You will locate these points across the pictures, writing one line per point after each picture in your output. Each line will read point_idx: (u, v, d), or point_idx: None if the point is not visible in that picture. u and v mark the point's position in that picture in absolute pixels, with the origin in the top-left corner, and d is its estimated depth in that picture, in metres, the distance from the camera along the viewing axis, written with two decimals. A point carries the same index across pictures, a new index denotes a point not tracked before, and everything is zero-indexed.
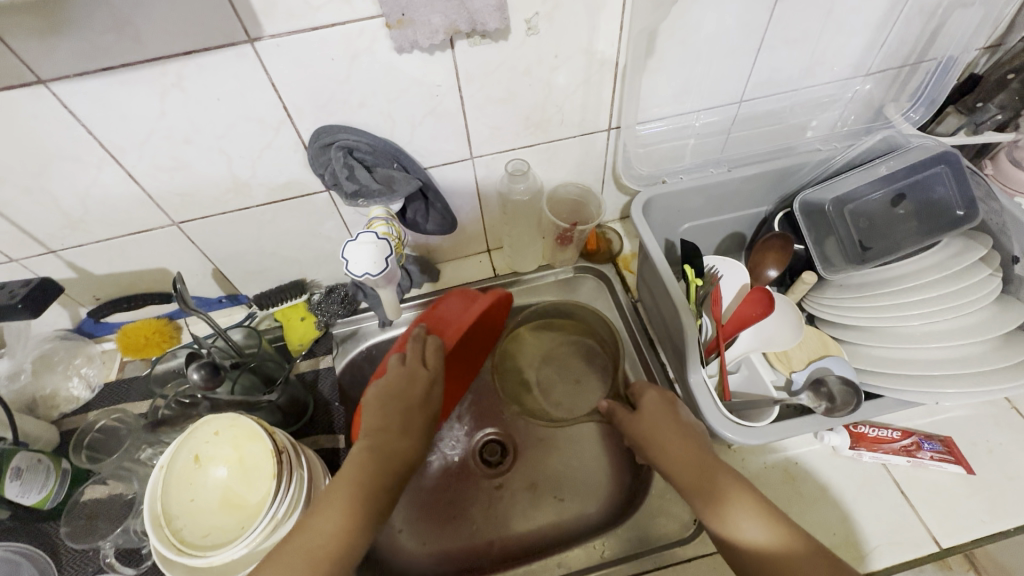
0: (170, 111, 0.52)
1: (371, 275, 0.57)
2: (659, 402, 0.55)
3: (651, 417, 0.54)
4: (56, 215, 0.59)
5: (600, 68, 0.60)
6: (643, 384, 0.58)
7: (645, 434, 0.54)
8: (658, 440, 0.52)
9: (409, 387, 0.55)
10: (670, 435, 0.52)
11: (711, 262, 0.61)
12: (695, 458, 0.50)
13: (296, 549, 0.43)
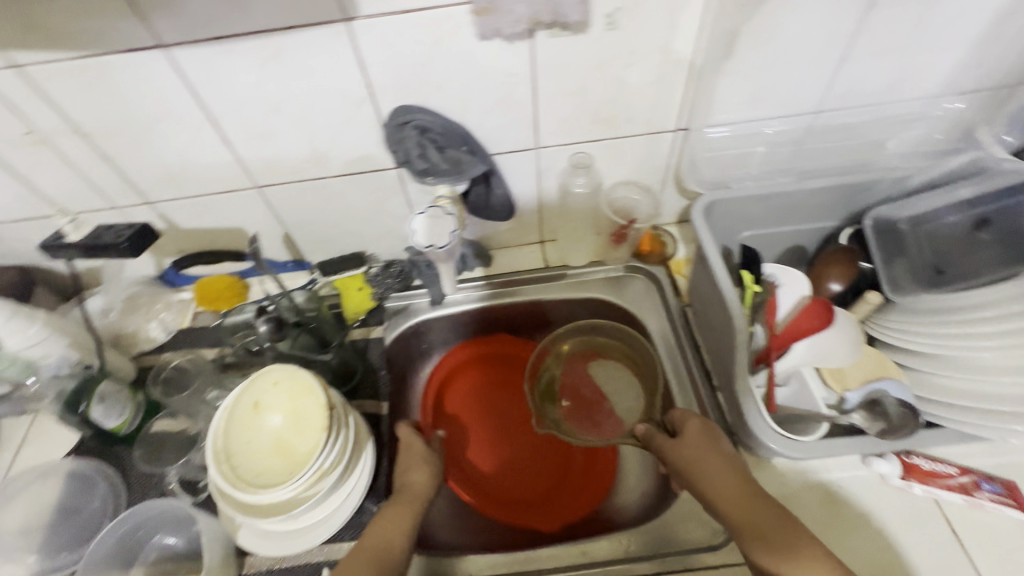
0: (266, 81, 0.57)
1: (435, 247, 0.62)
2: (701, 429, 0.57)
3: (693, 444, 0.56)
4: (157, 168, 0.65)
5: (675, 66, 0.60)
6: (685, 412, 0.60)
7: (687, 463, 0.55)
8: (700, 472, 0.54)
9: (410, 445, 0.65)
10: (713, 467, 0.53)
11: (771, 271, 0.60)
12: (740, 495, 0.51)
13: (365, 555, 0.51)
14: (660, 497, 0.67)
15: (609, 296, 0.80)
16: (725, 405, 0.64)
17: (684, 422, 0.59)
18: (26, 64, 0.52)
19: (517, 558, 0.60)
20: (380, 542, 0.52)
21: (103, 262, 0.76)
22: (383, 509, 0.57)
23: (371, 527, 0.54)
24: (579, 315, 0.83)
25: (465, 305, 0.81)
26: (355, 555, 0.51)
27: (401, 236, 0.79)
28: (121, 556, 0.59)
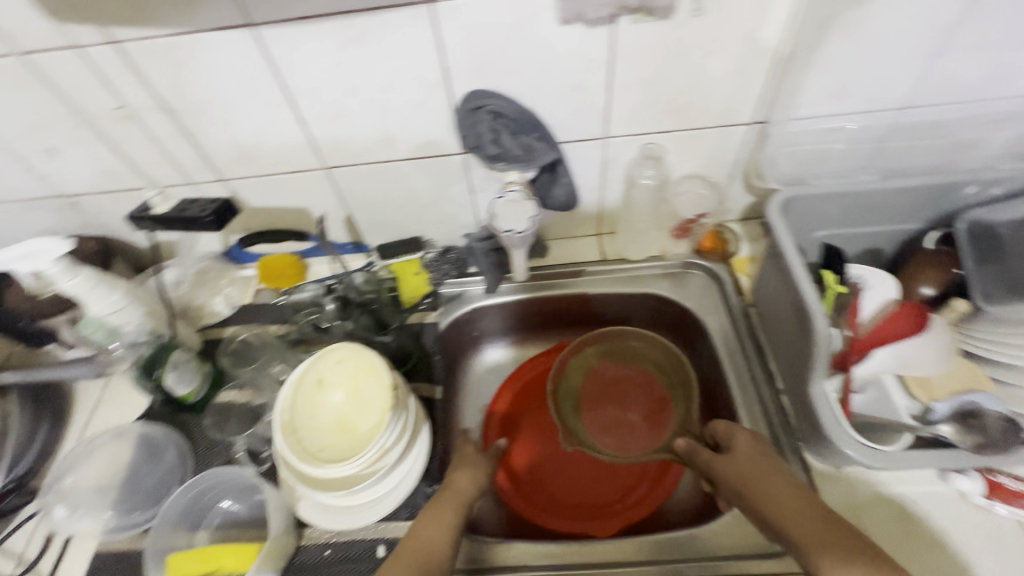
0: (347, 62, 0.57)
1: (515, 232, 0.65)
2: (750, 443, 0.56)
3: (746, 455, 0.55)
4: (234, 145, 0.66)
5: (759, 56, 0.58)
6: (729, 425, 0.59)
7: (738, 475, 0.53)
8: (758, 486, 0.52)
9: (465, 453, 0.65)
10: (770, 478, 0.52)
11: (855, 271, 0.58)
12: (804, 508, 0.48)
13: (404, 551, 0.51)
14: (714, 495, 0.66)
15: (668, 292, 0.78)
16: (792, 408, 0.62)
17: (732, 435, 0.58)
18: (124, 40, 0.55)
19: (570, 550, 0.60)
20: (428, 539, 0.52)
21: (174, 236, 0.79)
22: (426, 509, 0.56)
23: (415, 525, 0.54)
24: (634, 309, 0.82)
25: (519, 294, 0.80)
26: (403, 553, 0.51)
27: (460, 222, 0.80)
28: (188, 519, 0.61)
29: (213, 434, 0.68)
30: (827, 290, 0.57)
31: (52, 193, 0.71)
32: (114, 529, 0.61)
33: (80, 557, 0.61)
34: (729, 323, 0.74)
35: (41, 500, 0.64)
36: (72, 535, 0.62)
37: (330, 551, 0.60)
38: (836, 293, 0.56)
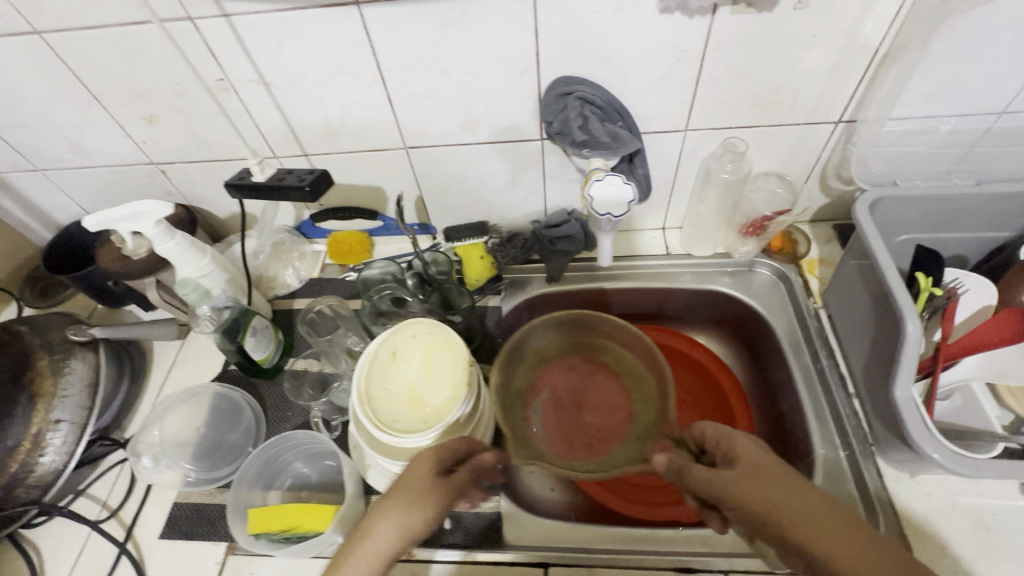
0: (442, 43, 0.58)
1: (613, 215, 0.62)
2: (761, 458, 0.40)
3: (756, 482, 0.37)
4: (321, 122, 0.68)
5: (856, 53, 0.57)
6: (734, 434, 0.43)
7: (758, 509, 0.36)
8: (795, 519, 0.34)
9: (414, 479, 0.45)
10: (793, 491, 0.36)
11: (953, 276, 0.57)
12: (858, 539, 0.32)
13: None
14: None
15: (733, 289, 0.78)
16: (867, 411, 0.61)
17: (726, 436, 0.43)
18: (233, 14, 0.56)
19: (637, 536, 0.59)
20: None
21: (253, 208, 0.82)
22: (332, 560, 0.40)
23: None
24: (694, 305, 0.82)
25: (582, 284, 0.82)
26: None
27: (527, 208, 0.81)
28: (263, 482, 0.63)
29: (285, 399, 0.71)
30: (920, 291, 0.55)
31: (147, 161, 0.75)
32: (196, 482, 0.64)
33: (160, 508, 0.64)
34: (798, 323, 0.73)
35: (130, 450, 0.64)
36: (151, 485, 0.66)
37: None
38: (930, 294, 0.54)
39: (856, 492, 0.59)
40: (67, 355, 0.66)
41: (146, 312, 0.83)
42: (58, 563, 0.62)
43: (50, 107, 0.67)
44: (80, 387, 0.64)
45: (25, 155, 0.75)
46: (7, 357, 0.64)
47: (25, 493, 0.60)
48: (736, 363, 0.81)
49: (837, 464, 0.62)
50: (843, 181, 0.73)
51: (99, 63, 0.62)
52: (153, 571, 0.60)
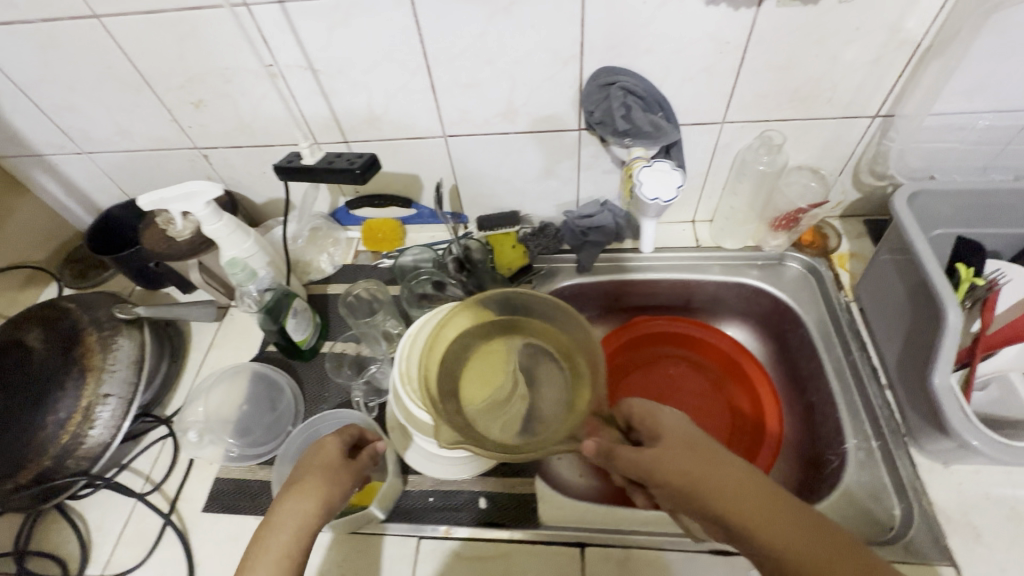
0: (489, 32, 0.60)
1: (662, 200, 0.60)
2: (676, 430, 0.46)
3: (677, 449, 0.44)
4: (364, 109, 0.69)
5: (897, 47, 0.58)
6: (650, 408, 0.49)
7: (677, 471, 0.43)
8: (709, 480, 0.42)
9: (320, 459, 0.50)
10: (719, 462, 0.43)
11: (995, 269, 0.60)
12: (763, 494, 0.40)
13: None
14: (814, 478, 0.67)
15: (763, 281, 0.79)
16: (899, 401, 0.62)
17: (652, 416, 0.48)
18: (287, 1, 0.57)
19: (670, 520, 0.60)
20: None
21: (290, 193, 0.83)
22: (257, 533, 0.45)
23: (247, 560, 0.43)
24: (723, 297, 0.83)
25: (612, 275, 0.82)
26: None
27: (559, 199, 0.82)
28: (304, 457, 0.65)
29: (322, 380, 0.73)
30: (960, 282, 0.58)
31: (190, 145, 0.77)
32: (237, 457, 0.65)
33: (202, 482, 0.66)
34: (827, 315, 0.74)
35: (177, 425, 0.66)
36: (193, 459, 0.68)
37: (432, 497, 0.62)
38: (969, 283, 0.56)
39: (889, 481, 0.60)
40: (115, 332, 0.67)
41: (183, 293, 0.85)
42: (103, 533, 0.64)
43: (101, 91, 0.69)
44: (127, 363, 0.66)
45: (72, 137, 0.77)
46: (57, 333, 0.66)
47: (75, 464, 0.62)
48: (765, 353, 0.83)
49: (869, 453, 0.62)
50: (876, 176, 0.74)
51: (153, 47, 0.63)
52: (196, 543, 0.62)
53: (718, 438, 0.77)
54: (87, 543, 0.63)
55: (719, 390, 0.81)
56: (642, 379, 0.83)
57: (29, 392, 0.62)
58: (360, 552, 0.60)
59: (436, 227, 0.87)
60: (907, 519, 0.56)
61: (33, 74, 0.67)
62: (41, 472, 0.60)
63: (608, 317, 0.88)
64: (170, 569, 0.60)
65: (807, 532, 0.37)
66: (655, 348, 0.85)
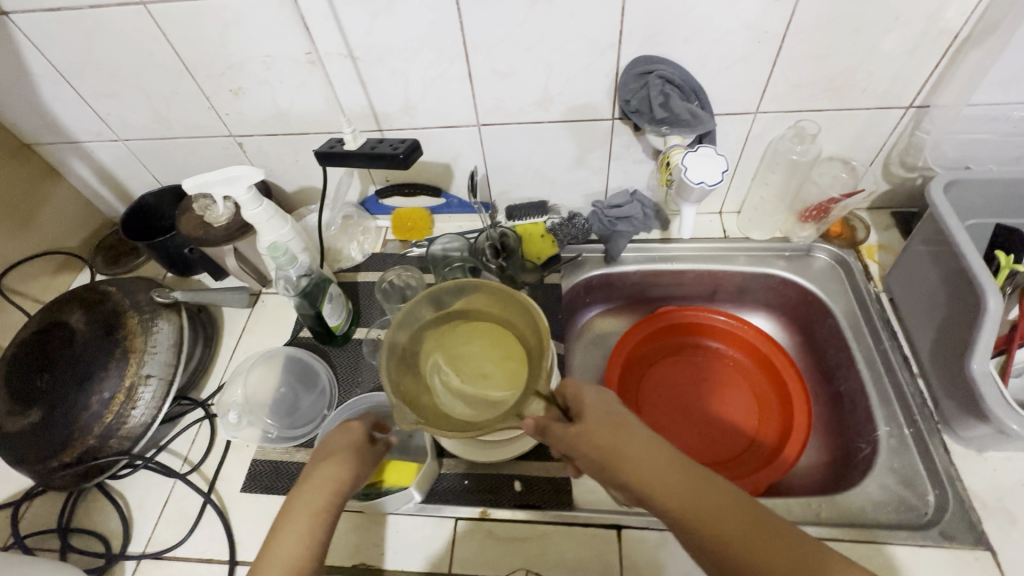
0: (530, 20, 0.60)
1: (706, 184, 0.60)
2: (599, 406, 0.46)
3: (600, 424, 0.45)
4: (400, 97, 0.70)
5: (936, 37, 0.58)
6: (577, 386, 0.49)
7: (601, 448, 0.44)
8: (628, 455, 0.43)
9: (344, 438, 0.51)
10: (635, 439, 0.44)
11: None
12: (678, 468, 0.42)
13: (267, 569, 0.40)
14: (845, 465, 0.68)
15: (790, 272, 0.79)
16: (932, 390, 0.63)
17: (576, 392, 0.48)
18: None
19: None
20: (289, 557, 0.41)
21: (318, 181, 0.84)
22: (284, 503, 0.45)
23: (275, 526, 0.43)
24: (750, 287, 0.83)
25: (640, 265, 0.83)
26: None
27: (588, 189, 0.83)
28: None
29: (356, 365, 0.74)
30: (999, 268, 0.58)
31: (226, 133, 0.78)
32: (275, 438, 0.67)
33: (240, 463, 0.67)
34: (856, 305, 0.74)
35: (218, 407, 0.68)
36: (231, 441, 0.69)
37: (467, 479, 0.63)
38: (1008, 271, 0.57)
39: (923, 468, 0.60)
40: (154, 315, 0.68)
41: (215, 280, 0.86)
42: (144, 511, 0.65)
43: (142, 78, 0.70)
44: (167, 346, 0.67)
45: (110, 124, 0.78)
46: (100, 314, 0.67)
47: (117, 443, 0.63)
48: (791, 344, 0.84)
49: (902, 441, 0.62)
50: (906, 168, 0.74)
51: (195, 34, 0.64)
52: (236, 522, 0.63)
53: (744, 426, 0.78)
54: (128, 521, 0.64)
55: (746, 378, 0.82)
56: (667, 370, 0.84)
57: (74, 371, 0.63)
58: (398, 533, 0.60)
59: (465, 216, 0.87)
60: (943, 504, 0.57)
61: (76, 60, 0.68)
62: (84, 451, 0.61)
63: (634, 307, 0.89)
64: (211, 547, 0.61)
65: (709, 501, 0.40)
66: (680, 339, 0.86)
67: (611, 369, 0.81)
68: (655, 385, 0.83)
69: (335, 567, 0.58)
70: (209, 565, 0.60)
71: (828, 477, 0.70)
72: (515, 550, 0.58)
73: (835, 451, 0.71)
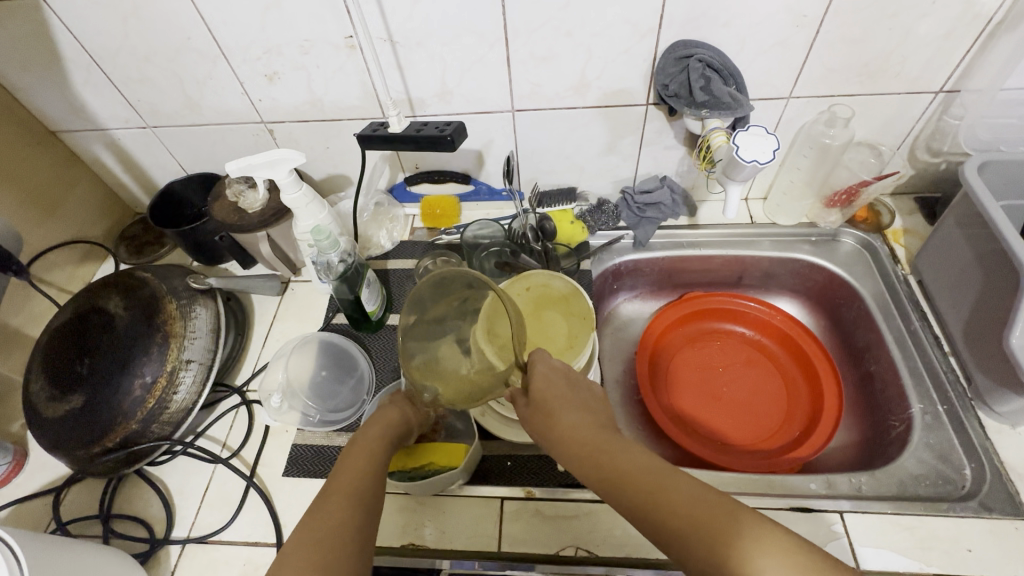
0: (573, 3, 0.60)
1: (759, 162, 0.60)
2: (548, 374, 0.46)
3: (545, 393, 0.45)
4: (437, 83, 0.70)
5: (970, 22, 0.59)
6: (542, 354, 0.49)
7: (548, 420, 0.44)
8: (568, 428, 0.43)
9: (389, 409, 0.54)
10: (574, 415, 0.44)
11: None
12: (614, 445, 0.41)
13: (326, 509, 0.41)
14: (877, 443, 0.70)
15: (816, 256, 0.81)
16: (968, 368, 0.65)
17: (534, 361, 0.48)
18: None
19: (746, 481, 0.61)
20: (354, 479, 0.44)
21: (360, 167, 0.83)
22: (340, 459, 0.46)
23: (330, 479, 0.44)
24: (776, 272, 0.85)
25: (668, 251, 0.83)
26: (325, 499, 0.42)
27: (617, 175, 0.84)
28: None
29: (392, 350, 0.74)
30: None
31: (257, 119, 0.77)
32: (317, 423, 0.67)
33: (280, 448, 0.67)
34: (885, 287, 0.76)
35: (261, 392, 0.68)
36: (270, 426, 0.69)
37: (512, 462, 0.64)
38: None
39: (958, 442, 0.61)
40: (192, 301, 0.68)
41: (243, 268, 0.86)
42: (185, 496, 0.65)
43: (174, 63, 0.69)
44: (205, 331, 0.67)
45: (139, 111, 0.77)
46: (137, 299, 0.67)
47: (159, 428, 0.63)
48: (818, 327, 0.86)
49: (936, 418, 0.64)
50: (931, 153, 0.76)
51: (233, 17, 0.63)
52: (281, 506, 0.63)
53: (774, 407, 0.80)
54: (171, 506, 0.64)
55: (772, 360, 0.84)
56: (694, 353, 0.85)
57: (113, 356, 0.62)
58: (445, 513, 0.61)
59: (493, 204, 0.88)
60: (980, 477, 0.58)
61: (108, 44, 0.67)
62: (126, 436, 0.61)
63: (660, 293, 0.90)
64: (256, 530, 0.61)
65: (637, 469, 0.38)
66: (708, 324, 0.88)
67: (640, 360, 0.82)
68: (684, 369, 0.84)
69: (385, 548, 0.58)
70: (256, 548, 0.60)
71: (856, 459, 0.71)
72: (563, 528, 0.59)
73: (866, 429, 0.73)
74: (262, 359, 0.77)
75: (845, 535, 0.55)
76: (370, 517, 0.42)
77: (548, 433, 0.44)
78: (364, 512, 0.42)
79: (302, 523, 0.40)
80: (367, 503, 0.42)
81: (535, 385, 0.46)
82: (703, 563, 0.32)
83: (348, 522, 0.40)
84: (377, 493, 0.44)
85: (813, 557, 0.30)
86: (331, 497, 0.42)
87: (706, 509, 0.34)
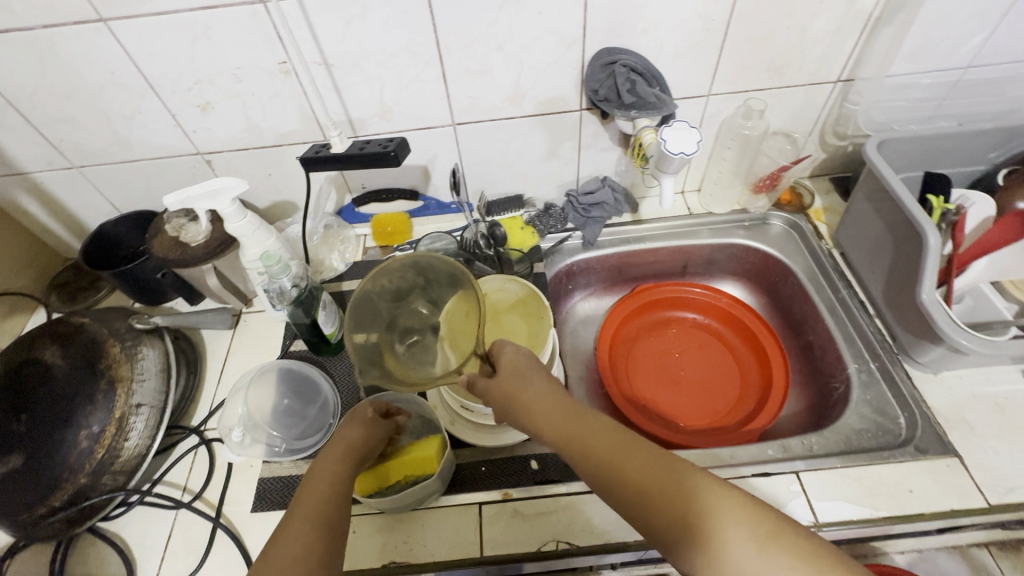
0: (500, 20, 0.63)
1: (686, 154, 0.64)
2: (512, 357, 0.46)
3: (510, 372, 0.45)
4: (376, 102, 0.71)
5: (854, 18, 0.67)
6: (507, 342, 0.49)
7: (515, 399, 0.44)
8: (535, 409, 0.43)
9: (345, 432, 0.53)
10: (539, 394, 0.44)
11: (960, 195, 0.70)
12: (584, 422, 0.41)
13: (293, 537, 0.40)
14: (823, 406, 0.75)
15: (751, 239, 0.87)
16: (891, 325, 0.71)
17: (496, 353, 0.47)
18: None
19: (708, 456, 0.64)
20: (320, 503, 0.44)
21: (312, 190, 0.83)
22: (302, 487, 0.46)
23: (290, 506, 0.44)
24: (717, 258, 0.90)
25: (616, 247, 0.87)
26: (288, 525, 0.41)
27: (560, 179, 0.87)
28: None
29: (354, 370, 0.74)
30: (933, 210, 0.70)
31: (193, 151, 0.76)
32: (285, 452, 0.64)
33: (245, 484, 0.65)
34: (813, 259, 0.82)
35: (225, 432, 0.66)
36: (232, 464, 0.67)
37: (488, 467, 0.65)
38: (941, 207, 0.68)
39: (892, 396, 0.67)
40: (137, 342, 0.66)
41: (190, 305, 0.83)
42: (146, 549, 0.61)
43: (100, 100, 0.67)
44: (155, 372, 0.65)
45: (62, 151, 0.73)
46: (75, 348, 0.63)
47: (112, 480, 0.59)
48: (760, 306, 0.92)
49: (870, 374, 0.70)
50: (839, 136, 0.84)
51: (160, 49, 0.62)
52: (252, 544, 0.60)
53: (730, 385, 0.84)
54: (130, 560, 0.60)
55: (724, 341, 0.89)
56: (650, 340, 0.89)
57: (50, 409, 0.59)
58: (423, 526, 0.60)
59: (444, 217, 0.89)
60: (912, 423, 0.64)
61: (24, 85, 0.65)
62: (74, 493, 0.57)
63: (613, 289, 0.94)
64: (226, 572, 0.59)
65: (607, 447, 0.39)
66: (663, 310, 0.91)
67: (600, 353, 0.84)
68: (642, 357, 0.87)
69: (365, 570, 0.57)
70: None
71: (807, 424, 0.76)
72: (541, 525, 0.59)
73: (812, 395, 0.78)
74: (219, 397, 0.74)
75: (804, 494, 0.59)
76: (337, 537, 0.42)
77: (514, 414, 0.44)
78: (329, 533, 0.42)
79: (265, 550, 0.40)
80: (333, 523, 0.42)
81: (501, 369, 0.45)
82: (665, 528, 0.35)
83: (315, 546, 0.40)
84: (342, 515, 0.44)
85: (763, 512, 0.34)
86: (293, 524, 0.42)
87: (665, 479, 0.37)
